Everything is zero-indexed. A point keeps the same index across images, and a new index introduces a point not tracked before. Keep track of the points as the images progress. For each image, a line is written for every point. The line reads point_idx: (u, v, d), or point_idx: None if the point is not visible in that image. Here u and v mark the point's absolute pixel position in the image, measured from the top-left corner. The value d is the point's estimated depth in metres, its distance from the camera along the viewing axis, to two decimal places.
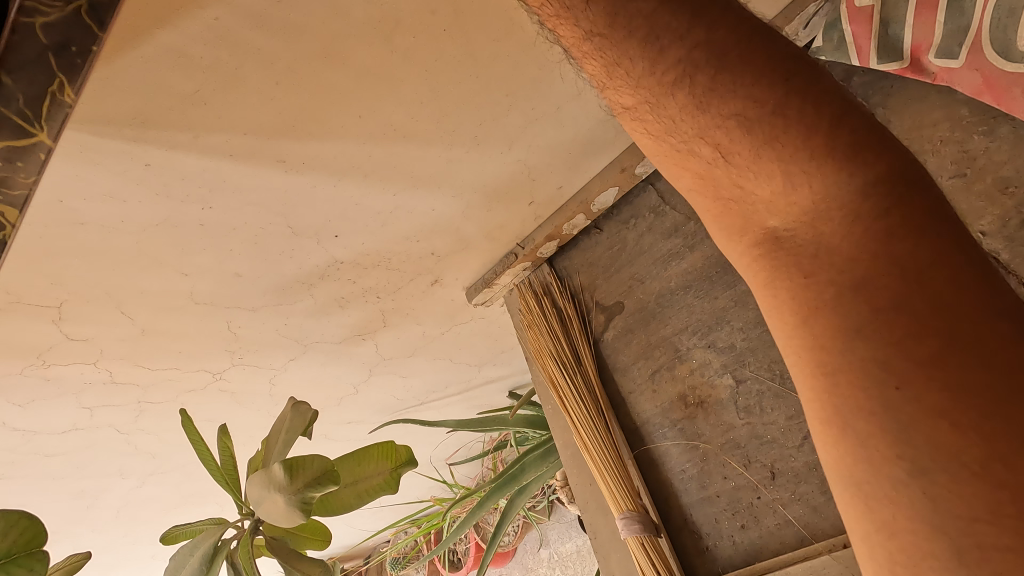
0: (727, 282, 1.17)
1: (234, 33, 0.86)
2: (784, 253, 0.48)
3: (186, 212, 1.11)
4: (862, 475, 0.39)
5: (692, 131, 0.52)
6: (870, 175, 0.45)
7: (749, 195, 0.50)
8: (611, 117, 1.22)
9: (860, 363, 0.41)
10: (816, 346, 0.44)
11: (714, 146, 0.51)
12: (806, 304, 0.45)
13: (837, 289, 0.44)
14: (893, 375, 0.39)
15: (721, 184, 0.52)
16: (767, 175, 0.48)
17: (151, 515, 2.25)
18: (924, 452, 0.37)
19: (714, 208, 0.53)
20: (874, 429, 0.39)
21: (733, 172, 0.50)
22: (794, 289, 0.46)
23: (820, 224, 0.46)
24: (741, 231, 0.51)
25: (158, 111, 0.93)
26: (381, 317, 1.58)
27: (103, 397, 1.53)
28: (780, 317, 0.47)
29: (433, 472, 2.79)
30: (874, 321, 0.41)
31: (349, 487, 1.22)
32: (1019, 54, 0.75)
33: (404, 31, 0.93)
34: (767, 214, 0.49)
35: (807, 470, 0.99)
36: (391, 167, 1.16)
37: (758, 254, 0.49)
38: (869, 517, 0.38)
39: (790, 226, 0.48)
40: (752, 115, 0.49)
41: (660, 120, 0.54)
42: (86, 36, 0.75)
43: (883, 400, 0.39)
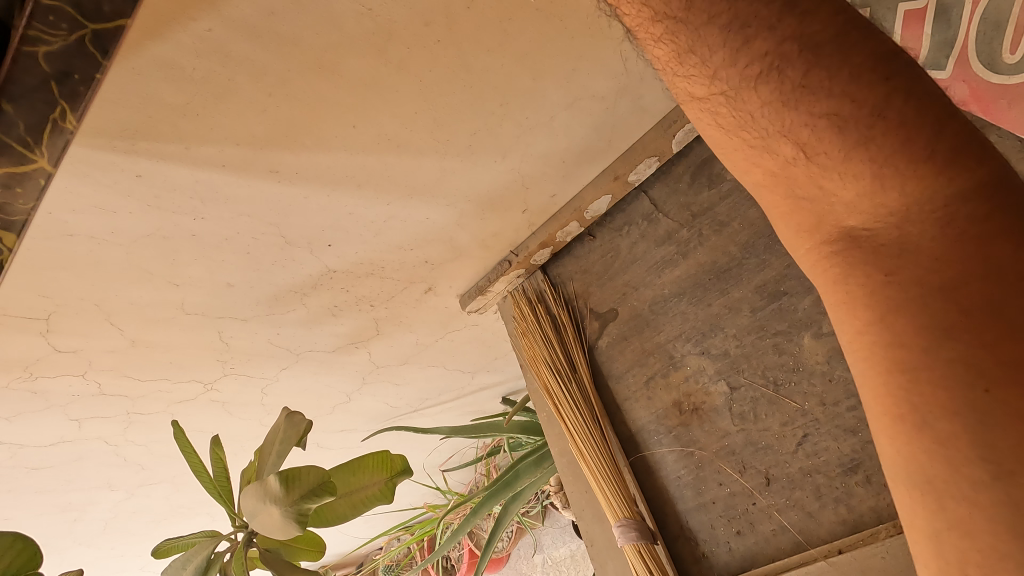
0: (720, 289, 1.18)
1: (227, 45, 0.86)
2: (862, 249, 0.51)
3: (177, 223, 1.10)
4: (937, 473, 0.43)
5: (772, 128, 0.56)
6: (963, 183, 0.47)
7: (831, 192, 0.53)
8: (604, 126, 1.23)
9: (950, 364, 0.44)
10: (893, 344, 0.47)
11: (797, 144, 0.54)
12: (887, 301, 0.48)
13: (922, 289, 0.46)
14: (981, 377, 0.42)
15: (798, 182, 0.55)
16: (854, 175, 0.51)
17: (139, 526, 2.22)
18: (1008, 454, 0.40)
19: (786, 203, 0.57)
20: (956, 431, 0.42)
21: (815, 171, 0.53)
22: (872, 287, 0.49)
23: (909, 225, 0.49)
24: (817, 226, 0.55)
25: (150, 123, 0.92)
26: (374, 326, 1.57)
27: (91, 409, 1.51)
28: (853, 310, 0.50)
29: (426, 479, 2.78)
30: (963, 322, 0.44)
31: (345, 498, 1.21)
32: (1005, 66, 0.78)
33: (399, 43, 0.93)
34: (846, 214, 0.53)
35: (802, 476, 1.01)
36: (386, 176, 1.16)
37: (833, 251, 0.53)
38: (942, 515, 0.42)
39: (869, 225, 0.51)
40: (845, 113, 0.51)
41: (737, 115, 0.58)
42: (89, 64, 0.74)
43: (965, 400, 0.42)
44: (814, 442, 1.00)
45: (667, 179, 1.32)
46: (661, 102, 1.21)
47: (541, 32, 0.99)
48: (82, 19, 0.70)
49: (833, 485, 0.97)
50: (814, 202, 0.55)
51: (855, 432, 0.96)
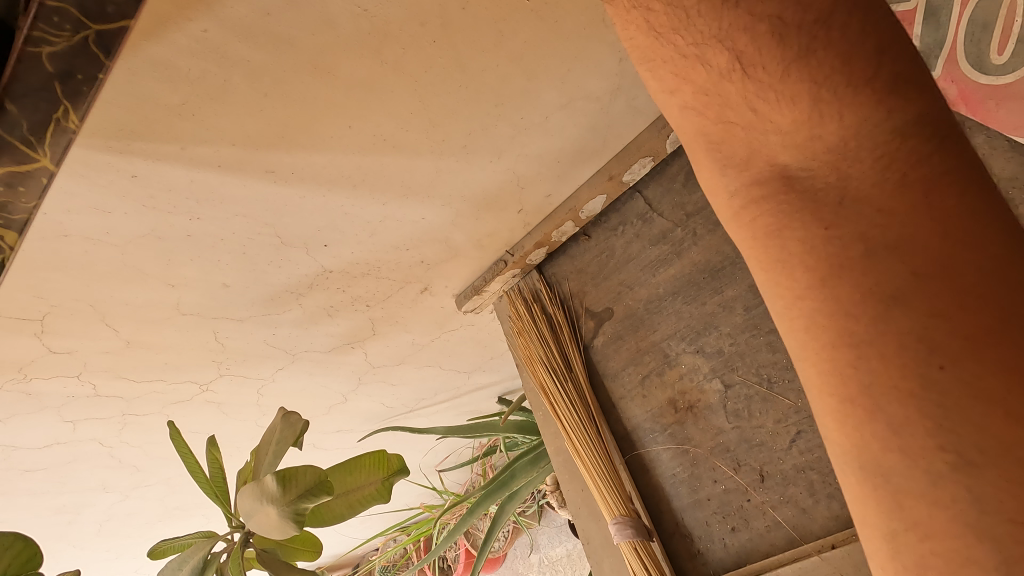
0: (714, 288, 1.20)
1: (223, 45, 0.86)
2: (796, 193, 0.43)
3: (172, 224, 1.10)
4: (891, 464, 0.36)
5: (707, 32, 0.46)
6: (908, 115, 0.40)
7: (765, 118, 0.44)
8: (598, 126, 1.24)
9: (898, 335, 0.37)
10: (836, 309, 0.40)
11: (734, 55, 0.45)
12: (829, 258, 0.41)
13: (866, 244, 0.40)
14: (938, 352, 0.36)
15: (730, 104, 0.46)
16: (789, 97, 0.42)
17: (135, 528, 2.21)
18: (971, 442, 0.34)
19: (714, 129, 0.47)
20: (911, 414, 0.36)
21: (750, 90, 0.45)
22: (811, 241, 0.42)
23: (846, 164, 0.42)
24: (745, 162, 0.46)
25: (144, 124, 0.92)
26: (370, 326, 1.58)
27: (86, 410, 1.50)
28: (792, 266, 0.43)
29: (422, 479, 2.78)
30: (915, 285, 0.37)
31: (341, 498, 1.21)
32: (993, 67, 0.79)
33: (394, 43, 0.94)
34: (780, 148, 0.44)
35: (795, 472, 1.02)
36: (381, 177, 1.17)
37: (764, 194, 0.45)
38: (897, 516, 0.36)
39: (805, 162, 0.43)
40: (789, 19, 0.42)
41: (672, 14, 0.48)
42: (92, 64, 0.74)
43: (920, 377, 0.36)
44: (807, 440, 1.01)
45: (661, 179, 1.33)
46: (654, 102, 1.22)
47: (535, 32, 1.00)
48: (86, 20, 0.71)
49: (826, 482, 0.98)
50: (747, 129, 0.46)
51: None
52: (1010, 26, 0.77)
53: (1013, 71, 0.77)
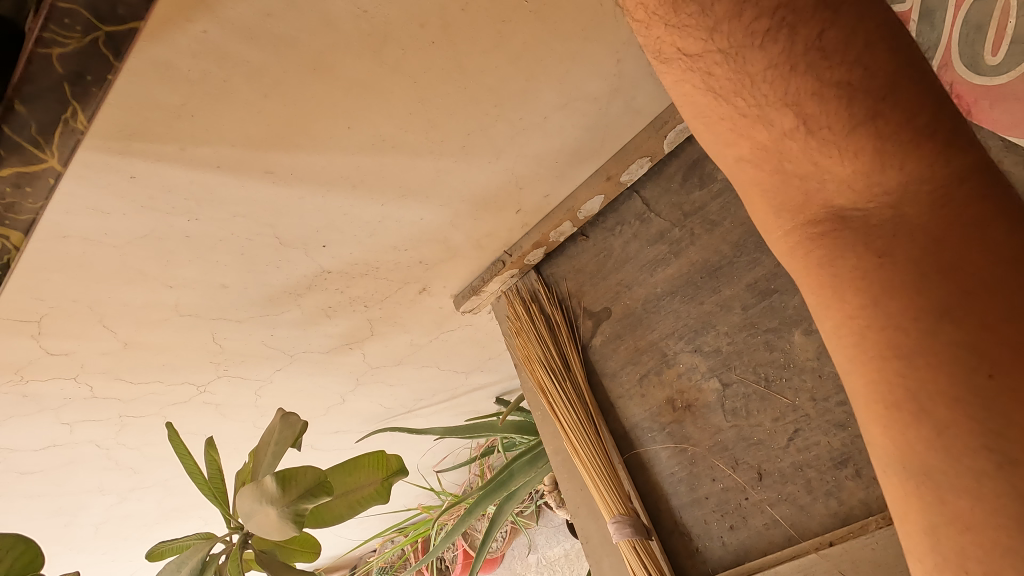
0: (711, 287, 1.20)
1: (223, 46, 0.86)
2: (853, 231, 0.48)
3: (171, 224, 1.10)
4: (936, 463, 0.40)
5: (771, 96, 0.52)
6: (960, 165, 0.45)
7: (824, 168, 0.50)
8: (596, 126, 1.24)
9: (947, 347, 0.41)
10: (889, 326, 0.44)
11: (797, 113, 0.51)
12: (883, 283, 0.45)
13: (918, 270, 0.44)
14: (985, 361, 0.40)
15: (789, 156, 0.51)
16: (852, 152, 0.48)
17: (131, 531, 2.20)
18: (1011, 441, 0.38)
19: (769, 178, 0.53)
20: (957, 417, 0.40)
21: (811, 143, 0.50)
22: (864, 270, 0.46)
23: (902, 206, 0.46)
24: (801, 207, 0.51)
25: (145, 125, 0.92)
26: (368, 326, 1.58)
27: (83, 412, 1.50)
28: (844, 293, 0.47)
29: (419, 480, 2.78)
30: (963, 305, 0.42)
31: (341, 498, 1.21)
32: (987, 68, 0.80)
33: (394, 44, 0.94)
34: (836, 193, 0.50)
35: (793, 470, 1.02)
36: (381, 177, 1.17)
37: (820, 232, 0.50)
38: (939, 510, 0.40)
39: (860, 206, 0.49)
40: (855, 82, 0.47)
41: (733, 76, 0.53)
42: (102, 66, 0.74)
43: (969, 383, 0.40)
44: (805, 437, 1.02)
45: (658, 179, 1.34)
46: (653, 103, 1.23)
47: (535, 33, 1.00)
48: (96, 21, 0.70)
49: (824, 479, 0.99)
50: (806, 178, 0.51)
51: (843, 427, 0.98)
52: (1004, 27, 0.78)
53: (1007, 72, 0.78)
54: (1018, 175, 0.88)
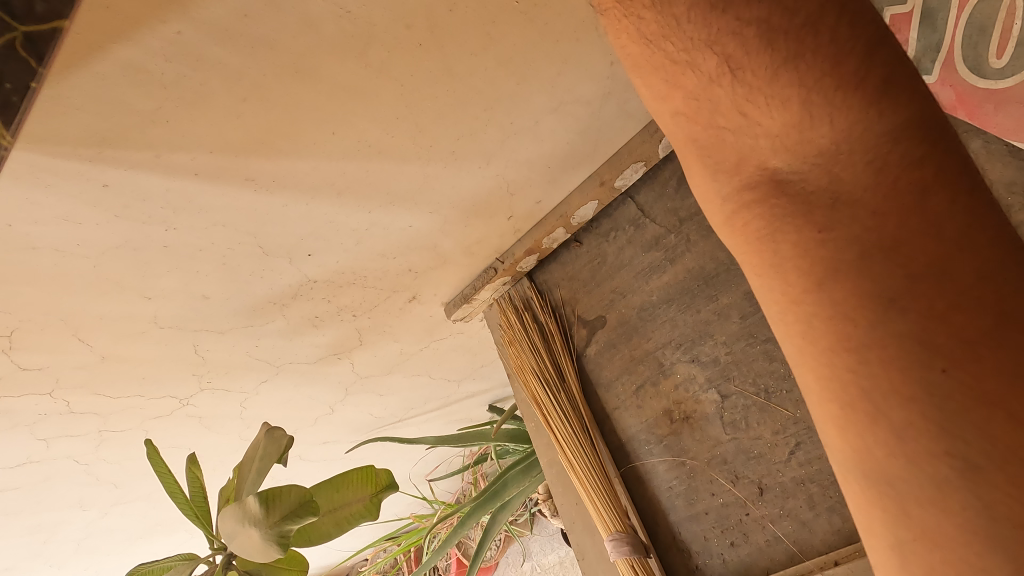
0: (709, 295, 1.17)
1: (198, 47, 0.82)
2: (788, 197, 0.43)
3: (148, 234, 1.05)
4: (897, 471, 0.35)
5: (696, 39, 0.46)
6: (901, 117, 0.39)
7: (754, 121, 0.44)
8: (589, 130, 1.21)
9: (894, 337, 0.36)
10: (834, 312, 0.39)
11: (723, 59, 0.45)
12: (824, 261, 0.40)
13: (861, 246, 0.39)
14: (939, 355, 0.35)
15: (721, 109, 0.46)
16: (781, 101, 0.42)
17: (115, 546, 2.14)
18: (975, 447, 0.33)
19: (704, 135, 0.47)
20: (913, 418, 0.35)
21: (740, 95, 0.44)
22: (803, 246, 0.41)
23: (838, 167, 0.41)
24: (735, 167, 0.46)
25: (116, 131, 0.87)
26: (357, 336, 1.53)
27: (60, 428, 1.45)
28: (786, 272, 0.42)
29: (412, 488, 2.73)
30: (913, 289, 0.36)
31: (328, 516, 1.17)
32: (992, 71, 0.78)
33: (379, 46, 0.90)
34: (770, 152, 0.44)
35: (795, 485, 0.99)
36: (367, 184, 1.13)
37: (755, 197, 0.44)
38: (905, 524, 0.35)
39: (795, 166, 0.43)
40: (777, 23, 0.42)
41: (661, 21, 0.48)
42: (23, 71, 0.71)
43: (923, 381, 0.35)
44: (807, 451, 0.99)
45: (654, 184, 1.30)
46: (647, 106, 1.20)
47: (525, 34, 0.97)
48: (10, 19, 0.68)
49: (826, 495, 0.96)
50: (737, 134, 0.45)
51: None
52: (1010, 28, 0.75)
53: (1012, 75, 0.76)
54: (1023, 181, 0.86)
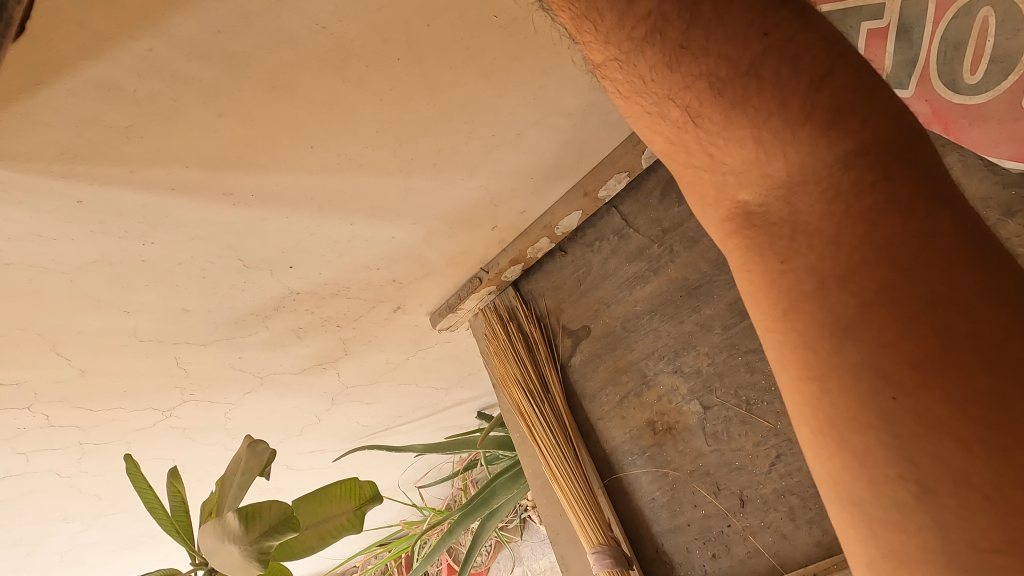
0: (692, 306, 1.17)
1: (171, 63, 0.81)
2: (755, 229, 0.47)
3: (125, 249, 1.04)
4: (863, 494, 0.36)
5: (660, 93, 0.51)
6: (852, 146, 0.42)
7: (720, 159, 0.48)
8: (572, 141, 1.21)
9: (850, 366, 0.38)
10: (798, 339, 0.42)
11: (682, 109, 0.50)
12: (788, 292, 0.43)
13: (818, 276, 0.42)
14: (889, 384, 0.36)
15: (689, 150, 0.51)
16: (738, 142, 0.47)
17: (99, 557, 2.12)
18: (926, 473, 0.34)
19: (685, 174, 0.52)
20: (871, 443, 0.36)
21: (701, 137, 0.49)
22: (770, 276, 0.45)
23: (796, 199, 0.44)
24: (714, 202, 0.50)
25: (89, 146, 0.87)
26: (342, 346, 1.52)
27: (40, 442, 1.43)
28: (761, 299, 0.46)
29: (401, 495, 2.72)
30: (864, 314, 0.39)
31: (311, 529, 1.16)
32: (967, 87, 0.79)
33: (357, 60, 0.90)
34: (737, 188, 0.48)
35: (776, 496, 0.99)
36: (348, 196, 1.12)
37: (729, 230, 0.49)
38: (875, 543, 0.36)
39: (761, 199, 0.47)
40: (723, 75, 0.46)
41: (630, 79, 0.54)
42: None
43: (875, 408, 0.36)
44: (787, 463, 0.99)
45: (638, 194, 1.30)
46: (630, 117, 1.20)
47: (505, 48, 0.96)
48: None
49: (807, 507, 0.96)
50: (709, 173, 0.50)
51: None
52: (983, 45, 0.76)
53: (986, 91, 0.77)
54: (997, 196, 0.87)
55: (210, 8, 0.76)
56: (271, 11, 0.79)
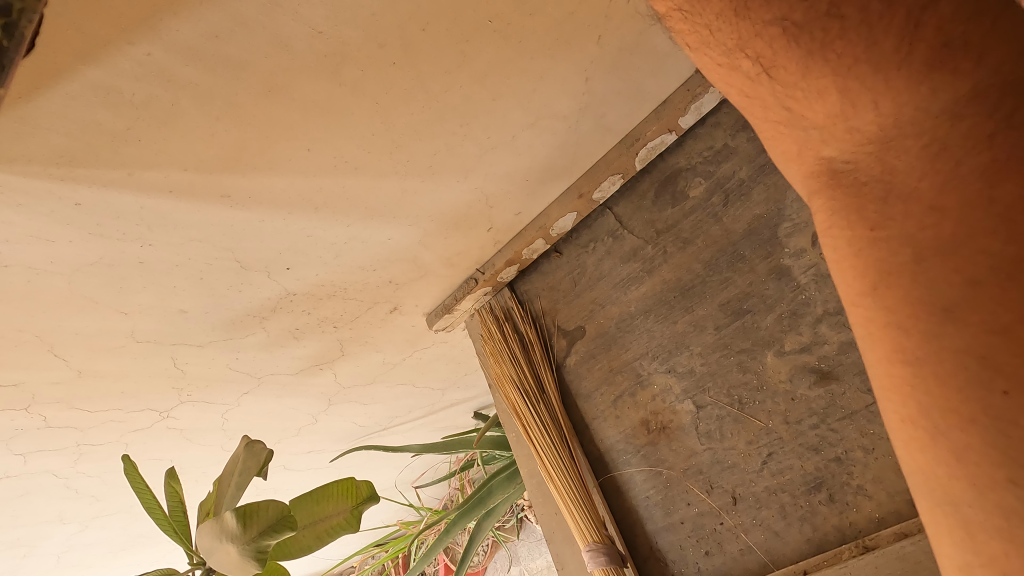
0: (685, 307, 1.19)
1: (168, 68, 0.82)
2: (846, 187, 0.49)
3: (122, 251, 1.05)
4: (962, 493, 0.38)
5: (728, 43, 0.51)
6: (955, 95, 0.43)
7: (800, 115, 0.50)
8: (567, 143, 1.22)
9: (954, 352, 0.39)
10: (891, 317, 0.44)
11: (756, 60, 0.49)
12: (880, 260, 0.45)
13: (915, 246, 0.43)
14: (1002, 379, 0.37)
15: (768, 105, 0.51)
16: (820, 96, 0.48)
17: (96, 558, 2.12)
18: None
19: (767, 128, 0.53)
20: (973, 440, 0.38)
21: (782, 91, 0.50)
22: (858, 244, 0.47)
23: (893, 155, 0.46)
24: (797, 157, 0.52)
25: (87, 150, 0.87)
26: (339, 347, 1.53)
27: (37, 443, 1.44)
28: (852, 264, 0.47)
29: (398, 495, 2.73)
30: (971, 300, 0.39)
31: (307, 529, 1.17)
32: None
33: (352, 65, 0.91)
34: (825, 143, 0.50)
35: (768, 494, 1.01)
36: (344, 198, 1.13)
37: (817, 186, 0.51)
38: (976, 550, 0.37)
39: (848, 155, 0.49)
40: (800, 21, 0.45)
41: (693, 27, 0.53)
42: None
43: (982, 404, 0.37)
44: (778, 461, 1.00)
45: (632, 196, 1.32)
46: (624, 120, 1.21)
47: (499, 51, 0.97)
48: None
49: (798, 504, 0.97)
50: (791, 125, 0.51)
51: (818, 450, 0.97)
52: None
53: None
54: None
55: (205, 13, 0.78)
56: (266, 16, 0.80)
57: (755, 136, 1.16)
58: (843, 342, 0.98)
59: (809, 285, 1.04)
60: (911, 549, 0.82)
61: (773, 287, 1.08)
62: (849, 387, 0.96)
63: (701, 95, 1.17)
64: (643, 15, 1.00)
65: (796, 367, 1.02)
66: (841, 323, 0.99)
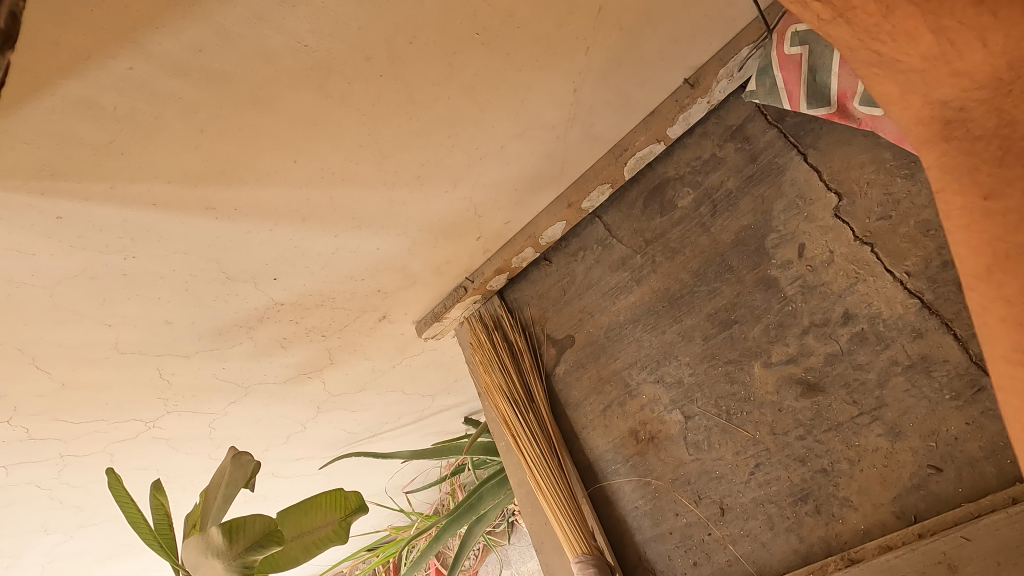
0: (673, 317, 1.19)
1: (151, 81, 0.81)
2: (955, 136, 0.46)
3: (106, 263, 1.04)
4: None
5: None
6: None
7: (895, 59, 0.47)
8: (556, 153, 1.22)
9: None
10: (1001, 292, 0.42)
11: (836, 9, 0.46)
12: (998, 225, 0.43)
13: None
14: None
15: (860, 51, 0.48)
16: (908, 36, 0.45)
17: (82, 568, 2.10)
18: None
19: (870, 72, 0.49)
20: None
21: (868, 36, 0.46)
22: (971, 208, 0.45)
23: (997, 102, 0.44)
24: (901, 100, 0.49)
25: (68, 163, 0.86)
26: (327, 355, 1.52)
27: (20, 454, 1.42)
28: (970, 228, 0.45)
29: (389, 500, 2.72)
30: None
31: (295, 541, 1.14)
32: None
33: (339, 77, 0.90)
34: (930, 87, 0.47)
35: (755, 505, 1.01)
36: (332, 209, 1.12)
37: (927, 137, 0.48)
38: None
39: (957, 100, 0.46)
40: None
41: None
42: None
43: None
44: (765, 472, 1.01)
45: (621, 204, 1.32)
46: (613, 130, 1.21)
47: (487, 63, 0.97)
48: None
49: (784, 515, 0.98)
50: (889, 67, 0.48)
51: (804, 462, 0.98)
52: None
53: None
54: None
55: (189, 27, 0.77)
56: (251, 30, 0.80)
57: (742, 146, 1.16)
58: (829, 354, 0.99)
59: (796, 297, 1.04)
60: (896, 563, 0.83)
61: (760, 297, 1.08)
62: (835, 399, 0.97)
63: (689, 105, 1.17)
64: (631, 28, 1.01)
65: (783, 378, 1.03)
66: (827, 334, 1.00)
